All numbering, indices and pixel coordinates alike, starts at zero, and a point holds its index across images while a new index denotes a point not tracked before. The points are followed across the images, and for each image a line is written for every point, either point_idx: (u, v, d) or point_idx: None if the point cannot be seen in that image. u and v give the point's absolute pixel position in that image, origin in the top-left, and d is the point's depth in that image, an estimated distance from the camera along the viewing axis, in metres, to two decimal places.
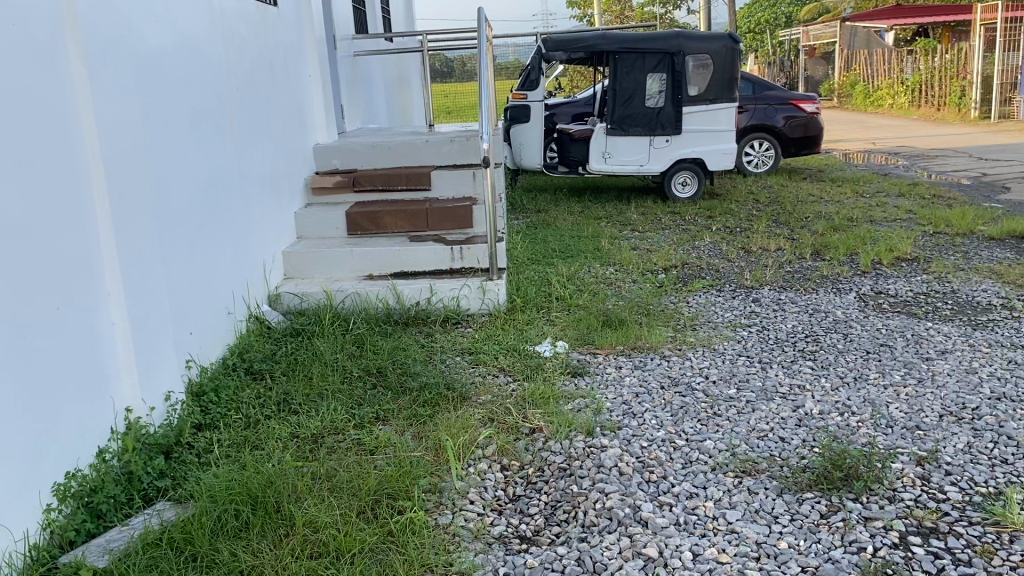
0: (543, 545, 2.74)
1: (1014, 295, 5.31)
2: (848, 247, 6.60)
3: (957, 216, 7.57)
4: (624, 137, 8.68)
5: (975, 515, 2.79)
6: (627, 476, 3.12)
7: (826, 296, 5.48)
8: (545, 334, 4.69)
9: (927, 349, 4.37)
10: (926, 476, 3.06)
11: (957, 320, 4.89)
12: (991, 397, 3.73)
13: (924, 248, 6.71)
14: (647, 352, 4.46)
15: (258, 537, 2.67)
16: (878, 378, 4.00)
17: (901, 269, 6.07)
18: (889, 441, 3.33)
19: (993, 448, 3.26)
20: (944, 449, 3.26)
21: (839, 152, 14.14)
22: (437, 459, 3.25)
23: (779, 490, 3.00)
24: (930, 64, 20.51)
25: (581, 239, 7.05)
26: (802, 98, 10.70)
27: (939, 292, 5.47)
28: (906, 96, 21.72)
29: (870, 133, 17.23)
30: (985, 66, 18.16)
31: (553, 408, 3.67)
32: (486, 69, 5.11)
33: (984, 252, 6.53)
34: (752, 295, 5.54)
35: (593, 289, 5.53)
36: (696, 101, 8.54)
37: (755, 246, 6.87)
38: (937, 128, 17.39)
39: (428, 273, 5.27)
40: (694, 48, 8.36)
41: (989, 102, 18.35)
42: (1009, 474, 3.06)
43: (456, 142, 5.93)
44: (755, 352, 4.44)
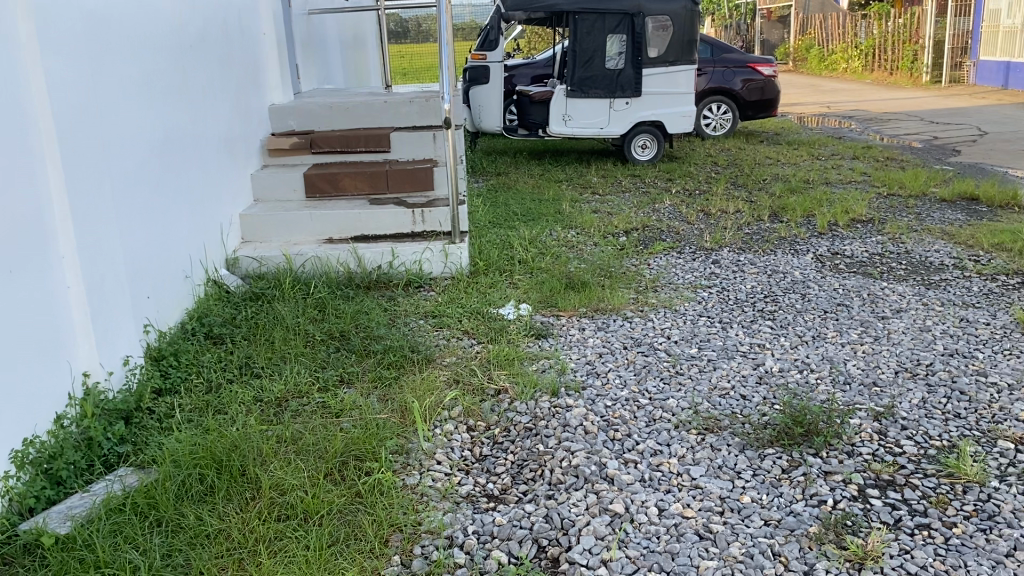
0: (511, 503, 2.76)
1: (965, 256, 5.43)
2: (805, 209, 6.69)
3: (910, 178, 7.72)
4: (584, 99, 8.64)
5: (930, 467, 2.87)
6: (592, 435, 3.14)
7: (783, 257, 5.56)
8: (507, 297, 4.69)
9: (883, 308, 4.46)
10: (883, 431, 3.13)
11: (911, 280, 4.99)
12: (943, 354, 3.83)
13: (878, 209, 6.84)
14: (610, 313, 4.48)
15: (224, 502, 2.64)
16: (835, 337, 4.08)
17: (856, 231, 6.18)
18: (847, 397, 3.40)
19: (947, 403, 3.34)
20: (900, 405, 3.34)
21: (795, 116, 14.27)
22: (403, 422, 3.24)
23: (741, 447, 3.05)
24: (884, 28, 20.77)
25: (542, 203, 7.04)
26: (759, 61, 10.77)
27: (893, 253, 5.56)
28: (860, 61, 21.97)
29: (826, 97, 17.39)
30: (936, 31, 18.51)
31: (517, 369, 3.68)
32: (447, 31, 5.03)
33: (936, 213, 6.66)
34: (711, 257, 5.59)
35: (555, 252, 5.53)
36: (656, 63, 8.55)
37: (714, 209, 6.91)
38: (892, 92, 17.60)
39: (389, 236, 5.22)
40: (655, 10, 8.30)
41: (939, 66, 18.67)
42: (961, 428, 3.14)
43: (416, 102, 5.86)
44: (715, 312, 4.49)
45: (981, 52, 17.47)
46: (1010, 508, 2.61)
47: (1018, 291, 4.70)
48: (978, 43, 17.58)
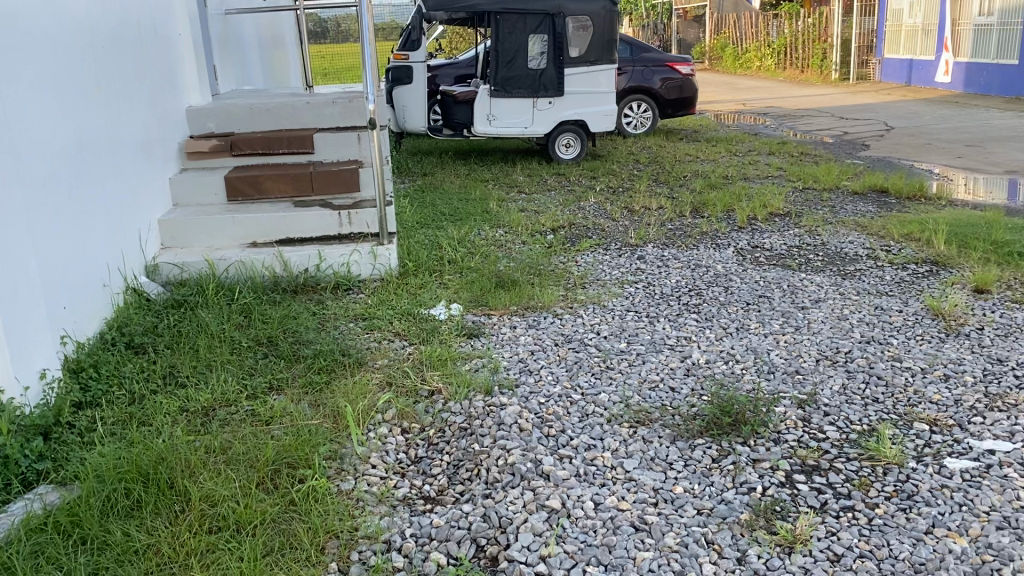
0: (448, 504, 2.75)
1: (877, 246, 5.64)
2: (724, 205, 6.84)
3: (824, 172, 7.98)
4: (508, 99, 8.67)
5: (852, 451, 2.98)
6: (527, 432, 3.16)
7: (705, 251, 5.68)
8: (438, 297, 4.67)
9: (802, 299, 4.60)
10: (806, 417, 3.23)
11: (828, 271, 5.16)
12: (861, 341, 3.98)
13: (794, 203, 7.05)
14: (540, 311, 4.51)
15: (153, 516, 2.57)
16: (758, 327, 4.20)
17: (774, 224, 6.35)
18: (772, 386, 3.50)
19: (866, 388, 3.47)
20: (822, 392, 3.45)
21: (713, 114, 14.59)
22: (336, 427, 3.20)
23: (672, 438, 3.11)
24: (795, 28, 21.43)
25: (469, 202, 7.03)
26: (677, 60, 10.98)
27: (810, 245, 5.74)
28: (773, 59, 22.62)
29: (742, 94, 17.83)
30: (843, 30, 19.22)
31: (450, 369, 3.67)
32: (369, 32, 4.98)
33: (849, 206, 6.90)
34: (637, 253, 5.67)
35: (484, 251, 5.54)
36: (578, 63, 8.64)
37: (637, 206, 7.02)
38: (804, 89, 18.18)
39: (315, 239, 5.15)
40: (574, 10, 8.39)
41: (847, 64, 19.36)
42: (880, 412, 3.27)
43: (339, 103, 5.81)
44: (642, 307, 4.57)
45: (886, 50, 18.21)
46: (928, 487, 2.72)
47: (927, 279, 4.91)
48: (883, 41, 18.34)
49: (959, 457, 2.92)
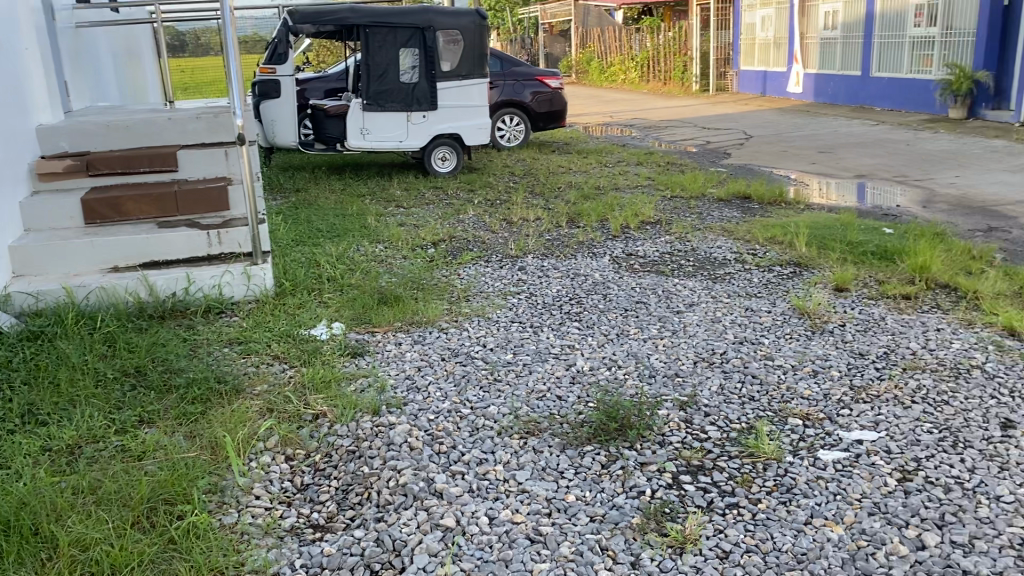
0: (338, 530, 2.67)
1: (744, 250, 5.89)
2: (599, 214, 6.98)
3: (690, 181, 8.28)
4: (381, 113, 8.56)
5: (733, 449, 3.07)
6: (417, 451, 3.11)
7: (583, 260, 5.78)
8: (318, 316, 4.55)
9: (677, 303, 4.75)
10: (689, 419, 3.32)
11: (699, 275, 5.34)
12: (734, 342, 4.13)
13: (665, 211, 7.29)
14: (424, 326, 4.46)
15: (16, 567, 2.37)
16: (637, 333, 4.30)
17: (646, 232, 6.54)
18: (654, 390, 3.59)
19: (742, 387, 3.60)
20: (701, 393, 3.56)
21: (582, 125, 14.93)
22: (214, 458, 3.05)
23: (562, 446, 3.13)
24: (656, 41, 22.22)
25: (345, 218, 6.90)
26: (547, 74, 11.19)
27: (682, 251, 5.94)
28: (636, 72, 23.36)
29: (609, 106, 18.32)
30: (701, 43, 20.09)
31: (334, 391, 3.58)
32: (234, 46, 4.81)
33: (715, 212, 7.19)
34: (517, 264, 5.71)
35: (364, 267, 5.45)
36: (449, 77, 8.64)
37: (515, 217, 7.08)
38: (667, 100, 18.86)
39: (183, 261, 4.93)
40: (444, 24, 8.42)
41: (706, 76, 20.23)
42: (757, 409, 3.40)
43: (203, 119, 5.64)
44: (526, 317, 4.59)
45: (742, 62, 19.15)
46: (805, 480, 2.84)
47: (791, 279, 5.17)
48: (739, 54, 19.25)
49: (831, 448, 3.06)
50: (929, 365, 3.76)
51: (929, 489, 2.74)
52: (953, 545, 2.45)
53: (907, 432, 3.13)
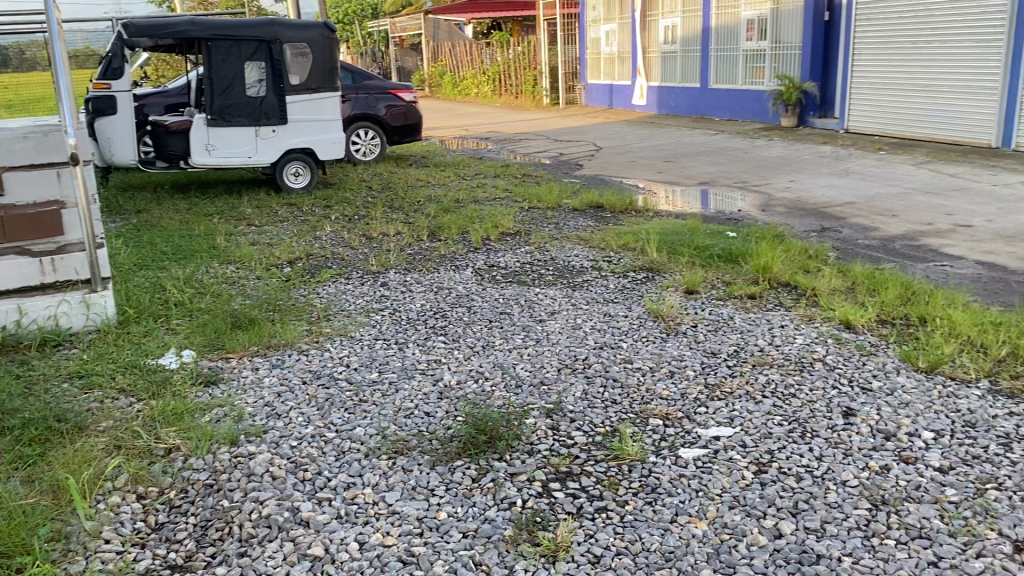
0: (198, 570, 2.53)
1: (601, 257, 6.04)
2: (459, 227, 6.99)
3: (546, 192, 8.43)
4: (228, 129, 8.25)
5: (600, 453, 3.12)
6: (281, 480, 2.99)
7: (446, 273, 5.77)
8: (167, 344, 4.32)
9: (539, 312, 4.80)
10: (555, 425, 3.34)
11: (559, 284, 5.44)
12: (595, 347, 4.22)
13: (523, 222, 7.38)
14: (283, 348, 4.31)
15: None
16: (502, 343, 4.31)
17: (506, 243, 6.60)
18: (521, 399, 3.60)
19: (605, 391, 3.67)
20: (566, 399, 3.60)
21: (437, 139, 14.94)
22: (57, 502, 2.83)
23: (432, 464, 3.09)
24: (506, 55, 22.56)
25: (193, 239, 6.59)
26: (400, 88, 11.12)
27: (541, 261, 6.03)
28: (489, 85, 23.63)
29: (463, 119, 18.43)
30: (550, 57, 20.58)
31: (187, 423, 3.39)
32: (63, 61, 4.51)
33: (571, 222, 7.34)
34: (379, 280, 5.64)
35: (216, 290, 5.23)
36: (299, 91, 8.44)
37: (374, 232, 6.98)
38: (520, 113, 19.18)
39: (13, 292, 4.57)
40: (290, 37, 8.22)
41: (556, 88, 20.72)
42: (620, 412, 3.47)
43: (30, 138, 4.96)
44: (389, 334, 4.52)
45: (590, 75, 19.77)
46: (668, 478, 2.92)
47: (645, 284, 5.34)
48: (586, 67, 19.91)
49: (691, 446, 3.16)
50: (776, 360, 3.96)
51: (782, 479, 2.88)
52: (807, 531, 2.58)
53: (760, 425, 3.28)
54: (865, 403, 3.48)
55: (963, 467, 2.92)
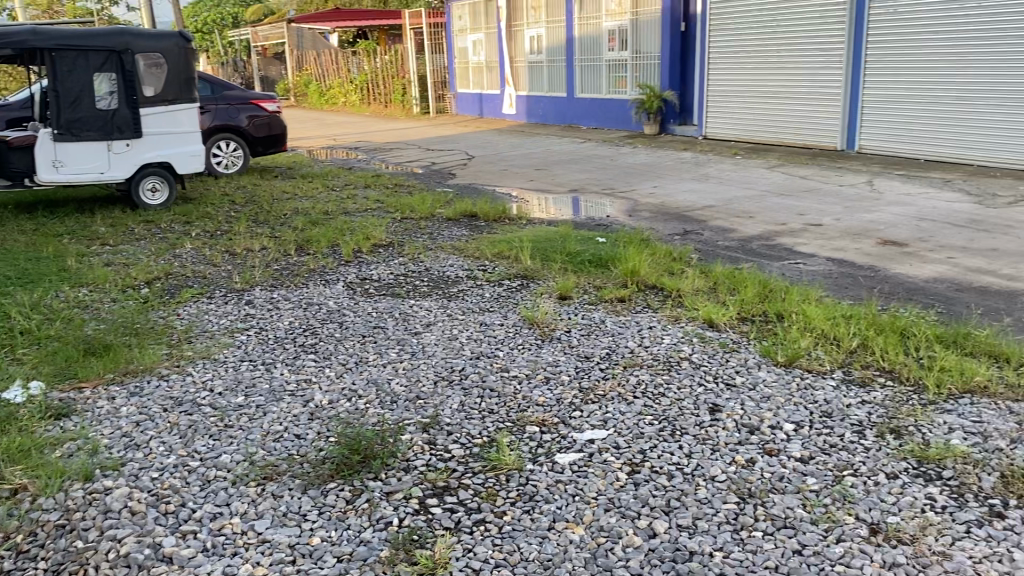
0: None
1: (474, 266, 6.04)
2: (329, 240, 6.84)
3: (418, 202, 8.36)
4: (77, 143, 7.74)
5: (477, 464, 3.09)
6: (140, 515, 2.82)
7: (315, 288, 5.62)
8: (11, 376, 4.02)
9: (414, 325, 4.74)
10: (431, 440, 3.29)
11: (433, 295, 5.39)
12: (471, 357, 4.19)
13: (395, 232, 7.29)
14: (142, 375, 4.08)
15: None
16: (376, 359, 4.22)
17: (378, 255, 6.49)
18: (396, 415, 3.52)
19: (481, 402, 3.64)
20: (443, 412, 3.55)
21: (305, 150, 14.61)
22: None
23: (303, 488, 2.98)
24: (373, 64, 22.35)
25: (40, 262, 6.17)
26: (263, 98, 10.84)
27: (415, 272, 5.96)
28: (356, 95, 23.34)
29: (332, 130, 18.11)
30: (418, 66, 20.57)
31: (35, 460, 3.15)
32: None
33: (444, 231, 7.31)
34: (244, 298, 5.43)
35: (67, 315, 4.92)
36: (155, 102, 8.13)
37: (238, 248, 6.73)
38: (390, 123, 19.03)
39: None
40: (143, 46, 7.92)
41: (425, 98, 20.69)
42: (497, 421, 3.45)
43: None
44: (256, 355, 4.36)
45: (459, 84, 19.90)
46: (545, 485, 2.93)
47: (520, 291, 5.36)
48: (455, 76, 19.99)
49: (567, 451, 3.18)
50: (646, 361, 4.06)
51: (655, 478, 2.93)
52: (679, 529, 2.63)
53: (632, 426, 3.34)
54: (730, 398, 3.60)
55: (821, 456, 3.05)
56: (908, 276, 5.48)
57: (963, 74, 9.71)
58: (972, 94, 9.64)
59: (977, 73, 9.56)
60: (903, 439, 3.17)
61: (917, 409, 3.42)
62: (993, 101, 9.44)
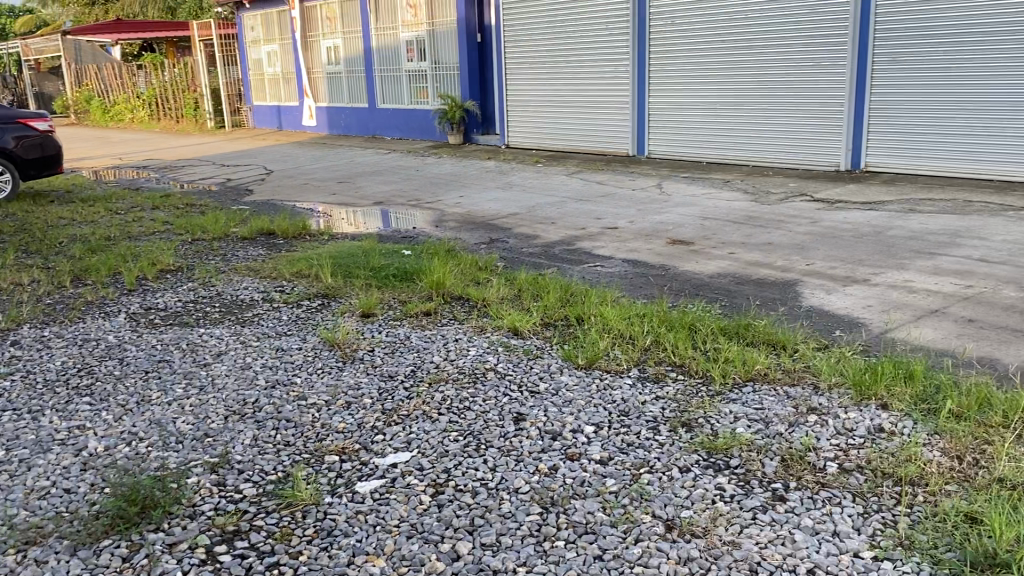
0: None
1: (271, 288, 5.76)
2: (109, 268, 6.32)
3: (211, 222, 7.92)
4: None
5: (270, 503, 2.90)
6: None
7: (93, 322, 5.16)
8: None
9: (204, 356, 4.44)
10: (221, 481, 3.06)
11: (226, 321, 5.08)
12: (266, 387, 3.95)
13: (185, 256, 6.85)
14: None
15: None
16: (160, 397, 3.89)
17: (166, 281, 6.07)
18: (180, 458, 3.25)
19: (277, 434, 3.44)
20: (234, 449, 3.32)
21: (87, 170, 13.55)
22: None
23: (72, 549, 2.67)
24: (161, 78, 21.15)
25: None
26: (32, 116, 9.87)
27: (206, 298, 5.61)
28: (144, 110, 21.99)
29: (117, 149, 16.91)
30: (210, 80, 19.75)
31: None
32: None
33: (239, 252, 6.95)
34: (9, 338, 4.89)
35: None
36: None
37: (4, 282, 6.08)
38: (183, 139, 18.05)
39: None
40: None
41: (220, 112, 19.86)
42: (293, 454, 3.26)
43: None
44: (21, 403, 3.90)
45: (255, 98, 19.29)
46: (344, 518, 2.78)
47: (319, 312, 5.16)
48: (251, 89, 19.30)
49: (367, 478, 3.05)
50: (450, 376, 3.99)
51: (459, 498, 2.87)
52: (482, 548, 2.57)
53: (436, 445, 3.26)
54: (533, 406, 3.60)
55: (619, 456, 3.10)
56: (695, 273, 5.77)
57: (736, 82, 10.42)
58: (745, 101, 10.38)
59: (748, 80, 10.30)
60: (694, 431, 3.29)
61: (705, 401, 3.56)
62: (781, 118, 10.06)
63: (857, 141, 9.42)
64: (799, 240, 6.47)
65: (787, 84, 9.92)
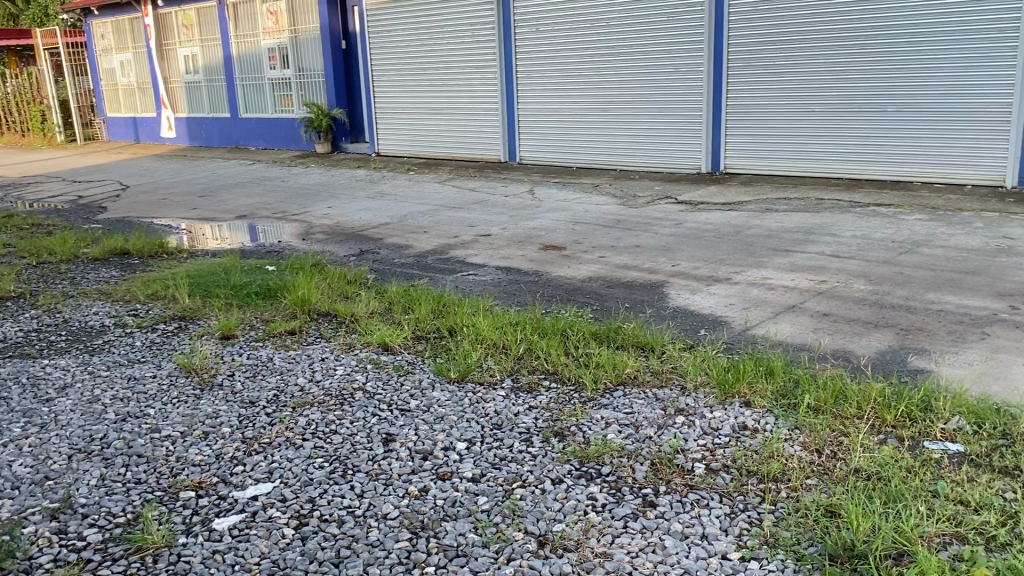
0: None
1: (123, 312, 5.41)
2: None
3: (58, 243, 7.40)
4: None
5: (117, 549, 2.68)
6: None
7: None
8: None
9: (46, 390, 4.10)
10: (62, 528, 2.82)
11: (72, 351, 4.73)
12: (115, 421, 3.68)
13: (29, 281, 6.37)
14: None
15: None
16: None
17: (5, 310, 5.61)
18: (15, 506, 2.97)
19: (126, 472, 3.20)
20: (77, 492, 3.06)
21: None
22: None
23: None
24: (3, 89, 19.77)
25: None
26: None
27: (50, 326, 5.22)
28: None
29: None
30: (58, 90, 18.62)
31: None
32: None
33: (90, 275, 6.52)
34: None
35: None
36: None
37: None
38: (29, 154, 16.91)
39: None
40: None
41: (70, 125, 18.73)
42: (144, 493, 3.04)
43: None
44: None
45: (108, 109, 18.33)
46: (200, 559, 2.60)
47: (176, 336, 4.88)
48: (103, 100, 18.32)
49: (225, 514, 2.87)
50: (316, 398, 3.83)
51: (324, 529, 2.73)
52: None
53: (300, 474, 3.11)
54: (403, 425, 3.50)
55: (491, 473, 3.04)
56: (567, 278, 5.79)
57: (601, 88, 10.60)
58: (610, 106, 10.58)
59: (611, 87, 10.50)
60: (566, 440, 3.27)
61: (577, 408, 3.55)
62: (646, 122, 10.30)
63: (716, 144, 9.77)
64: (664, 242, 6.62)
65: (648, 90, 10.17)
